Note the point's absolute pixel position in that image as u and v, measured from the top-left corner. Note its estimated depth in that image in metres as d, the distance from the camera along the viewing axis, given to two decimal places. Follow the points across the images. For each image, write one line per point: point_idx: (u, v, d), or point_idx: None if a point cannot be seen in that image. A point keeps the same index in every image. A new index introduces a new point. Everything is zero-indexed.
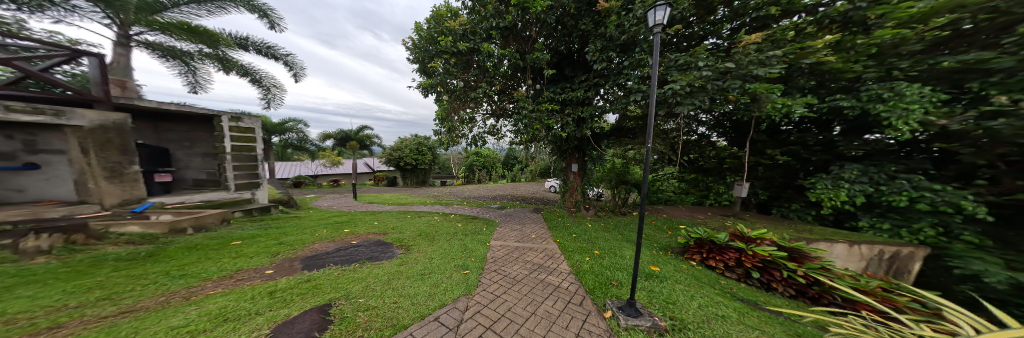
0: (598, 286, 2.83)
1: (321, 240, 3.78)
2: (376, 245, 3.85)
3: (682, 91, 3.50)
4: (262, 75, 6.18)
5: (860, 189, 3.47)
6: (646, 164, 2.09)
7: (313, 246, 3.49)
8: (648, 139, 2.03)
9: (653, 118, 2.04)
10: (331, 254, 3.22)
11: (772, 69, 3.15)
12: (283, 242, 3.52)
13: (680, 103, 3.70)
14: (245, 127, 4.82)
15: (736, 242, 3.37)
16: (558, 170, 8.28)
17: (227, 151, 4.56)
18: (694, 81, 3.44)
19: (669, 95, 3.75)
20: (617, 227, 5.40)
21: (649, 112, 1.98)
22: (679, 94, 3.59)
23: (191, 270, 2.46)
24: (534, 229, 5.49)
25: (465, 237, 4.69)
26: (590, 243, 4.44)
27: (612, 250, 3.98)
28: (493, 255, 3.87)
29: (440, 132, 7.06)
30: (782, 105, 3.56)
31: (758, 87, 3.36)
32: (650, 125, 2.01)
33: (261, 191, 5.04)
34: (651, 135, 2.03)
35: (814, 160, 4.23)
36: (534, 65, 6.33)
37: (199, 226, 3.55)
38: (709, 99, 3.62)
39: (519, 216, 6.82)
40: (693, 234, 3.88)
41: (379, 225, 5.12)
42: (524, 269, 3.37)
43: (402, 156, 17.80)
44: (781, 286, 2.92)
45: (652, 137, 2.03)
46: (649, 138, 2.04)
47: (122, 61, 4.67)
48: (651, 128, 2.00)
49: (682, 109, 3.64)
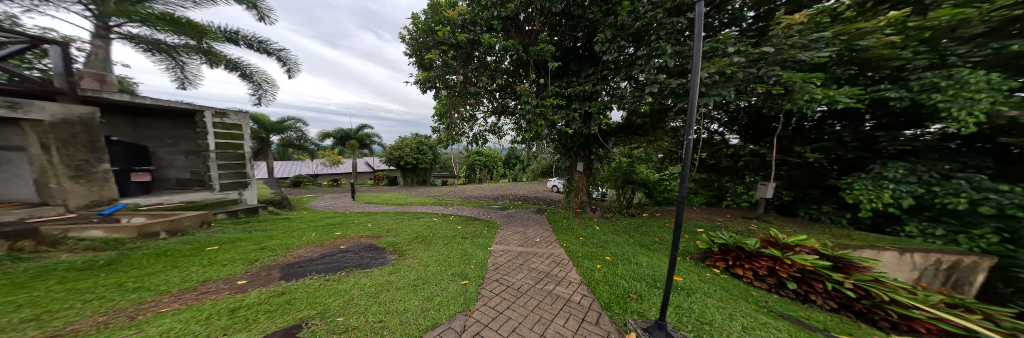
0: (616, 300, 2.49)
1: (307, 244, 3.47)
2: (367, 250, 3.50)
3: (709, 81, 3.14)
4: (253, 70, 5.89)
5: (907, 190, 3.14)
6: (686, 161, 1.52)
7: (298, 252, 3.16)
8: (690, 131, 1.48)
9: (697, 101, 1.49)
10: (317, 260, 2.91)
11: (818, 53, 2.79)
12: (264, 247, 3.20)
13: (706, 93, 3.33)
14: (231, 123, 4.51)
15: (769, 249, 3.00)
16: (562, 169, 7.93)
17: (211, 149, 4.25)
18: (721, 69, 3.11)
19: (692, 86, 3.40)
20: (626, 229, 5.05)
21: (692, 86, 1.42)
22: (704, 83, 3.24)
23: (150, 281, 2.13)
24: (538, 232, 5.15)
25: (465, 241, 4.38)
26: (600, 248, 4.09)
27: (625, 257, 3.63)
28: (495, 262, 3.56)
29: (440, 129, 6.75)
30: (821, 96, 3.20)
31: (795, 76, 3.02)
32: (693, 108, 1.46)
33: (249, 191, 4.76)
34: (693, 128, 1.48)
35: (849, 158, 3.86)
36: (538, 59, 5.99)
37: (175, 229, 3.23)
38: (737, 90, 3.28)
39: (522, 218, 6.48)
40: (716, 240, 3.53)
41: (373, 227, 4.81)
42: (529, 279, 3.03)
43: (402, 155, 17.58)
44: (820, 298, 2.58)
45: (695, 128, 1.48)
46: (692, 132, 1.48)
47: (103, 53, 4.38)
48: (695, 115, 1.47)
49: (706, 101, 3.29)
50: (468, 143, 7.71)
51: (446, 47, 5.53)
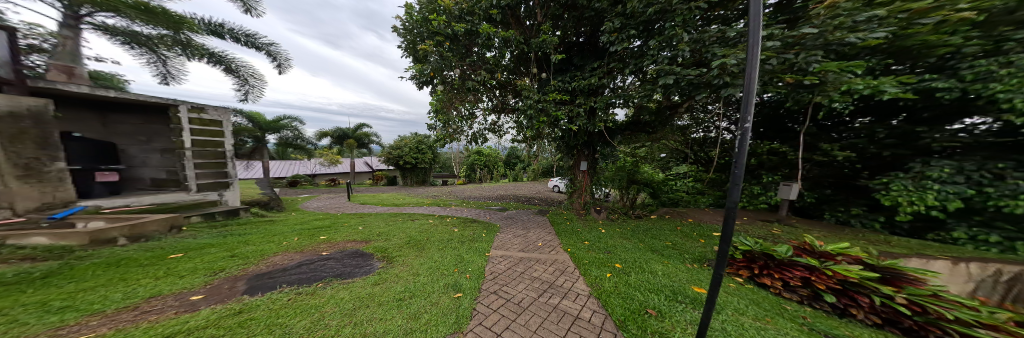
0: (632, 318, 2.16)
1: (285, 251, 3.11)
2: (352, 257, 3.13)
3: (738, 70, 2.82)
4: (238, 64, 5.54)
5: (955, 191, 2.82)
6: (742, 150, 1.01)
7: (273, 259, 2.82)
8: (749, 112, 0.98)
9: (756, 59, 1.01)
10: (291, 268, 2.56)
11: (869, 34, 2.48)
12: (235, 254, 2.86)
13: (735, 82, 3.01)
14: (210, 119, 4.19)
15: (804, 258, 2.64)
16: (564, 169, 7.63)
17: (187, 146, 3.93)
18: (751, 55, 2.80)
19: (718, 75, 3.09)
20: (635, 233, 4.71)
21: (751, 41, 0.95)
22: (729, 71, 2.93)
23: (83, 299, 1.79)
24: (540, 235, 4.82)
25: (461, 246, 4.06)
26: (608, 254, 3.75)
27: (637, 264, 3.29)
28: (493, 270, 3.23)
29: (436, 127, 6.43)
30: (860, 87, 2.86)
31: (832, 64, 2.72)
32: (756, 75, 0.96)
33: (231, 192, 4.44)
34: (753, 107, 0.99)
35: (883, 156, 3.54)
36: (540, 51, 5.68)
37: (137, 235, 2.90)
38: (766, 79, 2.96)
39: (523, 219, 6.18)
40: (738, 246, 3.18)
41: (362, 230, 4.48)
42: (531, 290, 2.70)
43: (402, 155, 17.33)
44: (864, 313, 2.24)
45: (754, 107, 0.99)
46: (751, 113, 0.99)
47: (70, 44, 3.96)
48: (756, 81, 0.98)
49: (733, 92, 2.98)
50: (466, 141, 7.38)
51: (440, 38, 5.16)
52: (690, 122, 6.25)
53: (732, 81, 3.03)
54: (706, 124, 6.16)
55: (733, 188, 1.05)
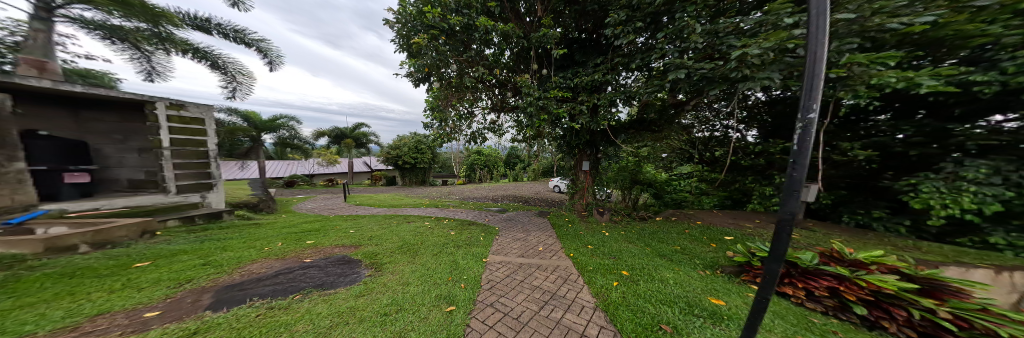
0: (644, 335, 1.93)
1: (266, 257, 2.87)
2: (338, 264, 2.88)
3: (759, 61, 2.58)
4: (226, 61, 5.31)
5: (993, 193, 2.58)
6: (804, 145, 0.79)
7: (250, 267, 2.58)
8: (815, 99, 0.77)
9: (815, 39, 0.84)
10: (266, 279, 2.32)
11: (914, 19, 2.25)
12: (207, 261, 2.62)
13: (755, 76, 2.77)
14: (190, 116, 3.95)
15: (832, 266, 2.38)
16: (565, 169, 7.39)
17: (165, 146, 3.69)
18: (774, 45, 2.57)
19: (735, 67, 2.85)
20: (640, 236, 4.46)
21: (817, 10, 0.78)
22: (748, 63, 2.69)
23: (15, 318, 1.56)
24: (540, 239, 4.58)
25: (457, 251, 3.83)
26: (614, 260, 3.51)
27: (646, 271, 3.05)
28: (490, 278, 2.99)
29: (432, 125, 6.19)
30: (890, 80, 2.62)
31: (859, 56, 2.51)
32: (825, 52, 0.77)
33: (214, 194, 4.22)
34: (818, 94, 0.79)
35: (910, 155, 3.29)
36: (540, 46, 5.45)
37: (102, 242, 2.67)
38: (787, 72, 2.73)
39: (523, 222, 5.94)
40: (754, 251, 2.92)
41: (353, 233, 4.25)
42: (531, 302, 2.46)
43: (401, 154, 17.15)
44: (901, 329, 1.99)
45: (821, 93, 0.79)
46: (818, 100, 0.78)
47: (40, 37, 3.49)
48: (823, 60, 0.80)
49: (753, 86, 2.74)
50: (464, 140, 7.15)
51: (436, 31, 4.91)
52: (693, 121, 6.05)
53: (752, 74, 2.80)
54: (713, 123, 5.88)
55: (789, 195, 0.83)
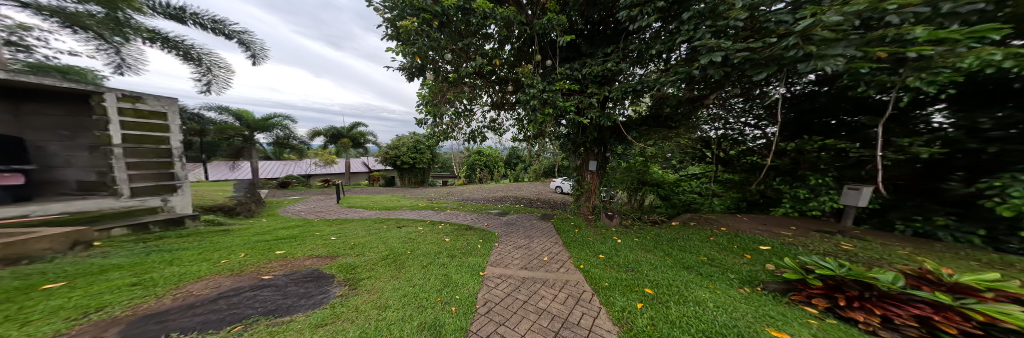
0: None
1: (218, 273, 2.38)
2: (305, 280, 2.39)
3: (831, 35, 2.07)
4: (200, 52, 4.85)
5: None
6: None
7: (191, 287, 2.09)
8: None
9: None
10: (199, 306, 1.81)
11: None
12: (140, 281, 2.13)
13: (815, 55, 2.28)
14: (148, 110, 3.47)
15: (926, 291, 1.82)
16: (570, 169, 6.90)
17: (116, 143, 3.22)
18: (848, 15, 2.07)
19: (791, 45, 2.34)
20: (657, 244, 3.96)
21: None
22: (816, 41, 2.16)
23: None
24: (545, 247, 4.09)
25: (449, 263, 3.33)
26: (634, 274, 3.00)
27: (675, 290, 2.54)
28: (487, 299, 2.49)
29: (426, 122, 5.70)
30: (986, 58, 2.12)
31: (946, 31, 2.06)
32: None
33: (178, 197, 3.78)
34: None
35: (986, 152, 2.80)
36: (544, 34, 4.96)
37: (15, 257, 2.14)
38: (855, 52, 2.24)
39: (524, 226, 5.45)
40: (809, 267, 2.40)
41: (334, 241, 3.76)
42: (539, 334, 1.96)
43: (401, 154, 16.71)
44: None
45: None
46: None
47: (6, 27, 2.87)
48: None
49: (815, 68, 2.24)
50: (463, 139, 6.68)
51: (428, 15, 4.41)
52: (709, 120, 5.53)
53: (811, 53, 2.31)
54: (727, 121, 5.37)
55: None
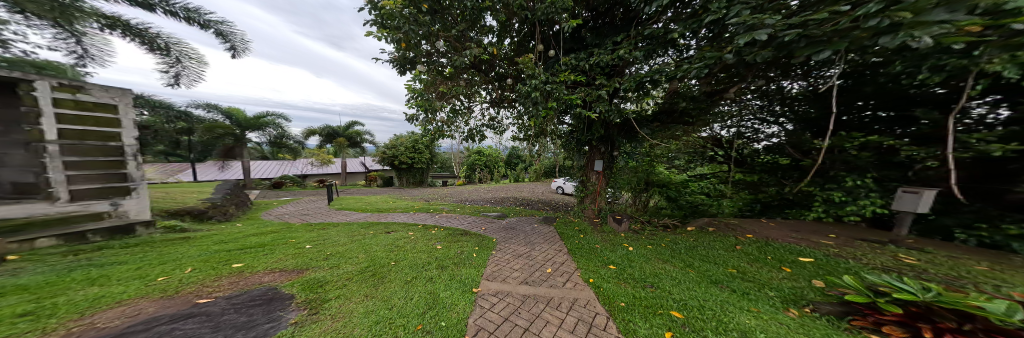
0: None
1: (144, 296, 1.91)
2: (251, 303, 1.92)
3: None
4: (165, 41, 4.05)
5: None
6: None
7: (94, 318, 1.62)
8: None
9: None
10: None
11: None
12: (35, 309, 1.67)
13: (899, 25, 1.80)
14: (93, 103, 3.09)
15: None
16: (574, 169, 6.44)
17: (51, 138, 2.81)
18: None
19: (866, 13, 1.85)
20: (674, 252, 3.48)
21: None
22: (904, 6, 1.68)
23: None
24: (547, 256, 3.62)
25: (439, 277, 2.85)
26: (655, 292, 2.52)
27: (710, 314, 2.06)
28: (480, 327, 2.01)
29: (418, 118, 5.21)
30: None
31: None
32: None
33: (132, 201, 3.40)
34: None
35: None
36: (548, 19, 4.46)
37: None
38: (945, 24, 1.78)
39: (525, 231, 5.01)
40: (879, 288, 1.90)
41: (308, 250, 3.29)
42: None
43: (398, 154, 16.29)
44: None
45: None
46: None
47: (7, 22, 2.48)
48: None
49: (902, 41, 1.74)
50: (460, 138, 6.20)
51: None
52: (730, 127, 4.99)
53: (892, 22, 1.82)
54: (737, 119, 4.80)
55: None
